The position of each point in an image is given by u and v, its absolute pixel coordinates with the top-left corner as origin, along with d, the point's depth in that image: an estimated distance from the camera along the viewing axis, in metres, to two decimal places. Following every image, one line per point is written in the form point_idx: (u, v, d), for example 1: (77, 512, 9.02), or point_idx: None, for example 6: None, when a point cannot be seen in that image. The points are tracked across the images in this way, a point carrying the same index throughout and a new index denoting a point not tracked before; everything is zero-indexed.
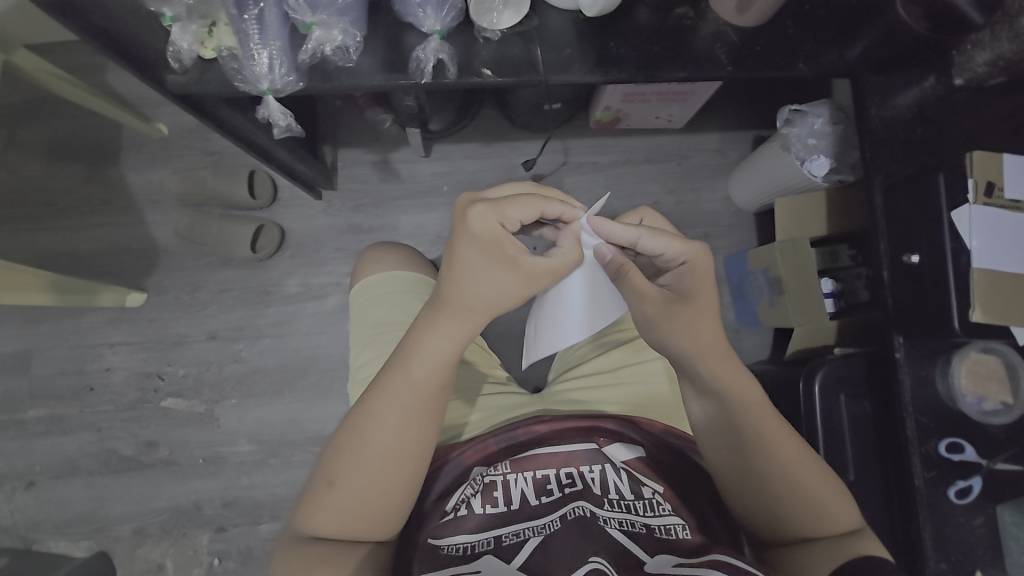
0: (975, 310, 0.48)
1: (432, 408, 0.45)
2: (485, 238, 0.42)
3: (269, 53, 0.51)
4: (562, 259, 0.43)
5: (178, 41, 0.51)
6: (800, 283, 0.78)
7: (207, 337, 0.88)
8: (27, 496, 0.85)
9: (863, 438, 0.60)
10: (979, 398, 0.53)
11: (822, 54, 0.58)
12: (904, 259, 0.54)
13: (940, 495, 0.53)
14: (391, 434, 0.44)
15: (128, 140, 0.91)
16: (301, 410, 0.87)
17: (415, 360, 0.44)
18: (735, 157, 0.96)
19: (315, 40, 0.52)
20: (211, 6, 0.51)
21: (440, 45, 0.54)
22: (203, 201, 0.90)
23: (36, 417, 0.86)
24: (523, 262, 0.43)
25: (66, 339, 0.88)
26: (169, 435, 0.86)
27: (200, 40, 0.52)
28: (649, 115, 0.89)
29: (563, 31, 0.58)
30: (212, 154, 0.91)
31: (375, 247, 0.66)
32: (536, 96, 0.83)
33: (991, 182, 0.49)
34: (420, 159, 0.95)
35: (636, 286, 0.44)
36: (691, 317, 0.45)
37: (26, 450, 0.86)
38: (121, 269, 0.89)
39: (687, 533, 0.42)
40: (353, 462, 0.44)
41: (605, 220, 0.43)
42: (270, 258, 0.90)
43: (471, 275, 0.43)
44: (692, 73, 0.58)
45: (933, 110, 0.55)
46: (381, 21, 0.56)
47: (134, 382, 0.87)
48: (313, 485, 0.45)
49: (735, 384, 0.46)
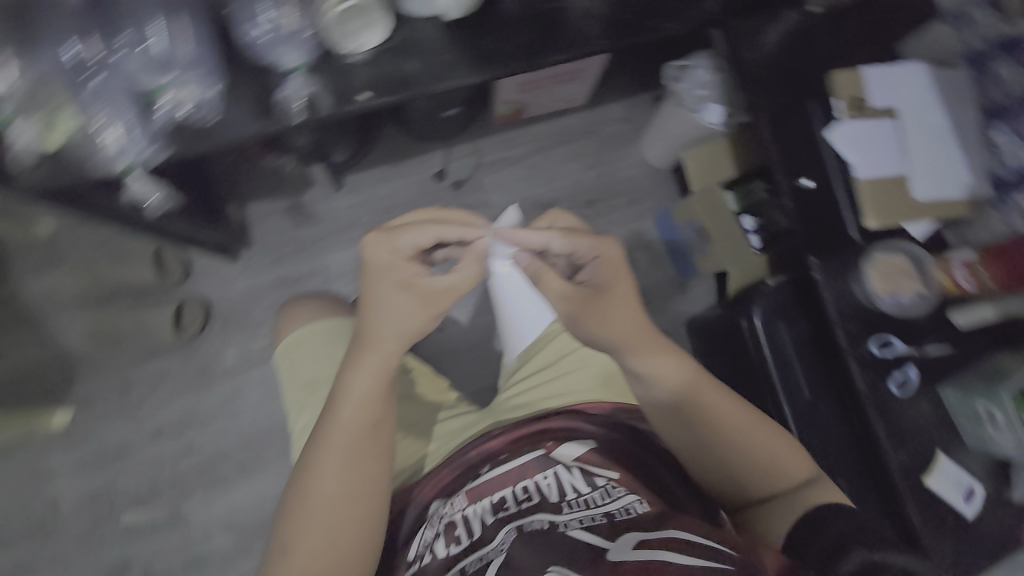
0: (869, 216, 0.59)
1: (371, 451, 0.46)
2: (385, 272, 0.45)
3: (123, 126, 0.52)
4: (460, 276, 0.47)
5: (21, 136, 0.50)
6: (723, 228, 0.81)
7: (154, 436, 0.82)
8: None
9: (810, 359, 0.62)
10: (894, 295, 0.57)
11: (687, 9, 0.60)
12: (802, 186, 0.60)
13: (885, 393, 0.56)
14: (333, 484, 0.44)
15: (11, 251, 0.84)
16: (273, 484, 0.82)
17: (344, 407, 0.45)
18: (640, 120, 0.98)
19: (167, 102, 0.52)
20: (51, 91, 0.51)
21: (304, 80, 0.55)
22: (110, 295, 0.83)
23: None
24: (420, 285, 0.46)
25: None
26: (138, 550, 0.79)
27: (47, 130, 0.51)
28: (548, 99, 0.90)
29: (434, 38, 0.57)
30: (109, 243, 0.85)
31: (291, 304, 0.65)
32: (433, 105, 0.81)
33: (850, 103, 0.60)
34: (332, 194, 0.91)
35: (552, 286, 0.47)
36: (614, 304, 0.47)
37: None
38: (38, 389, 0.81)
39: (643, 507, 0.43)
40: (302, 521, 0.44)
41: (514, 229, 0.47)
42: (201, 335, 0.85)
43: (380, 308, 0.46)
44: (571, 51, 0.58)
45: (794, 46, 0.62)
46: (240, 67, 0.55)
47: (85, 505, 0.80)
48: (273, 553, 0.46)
49: (672, 358, 0.48)
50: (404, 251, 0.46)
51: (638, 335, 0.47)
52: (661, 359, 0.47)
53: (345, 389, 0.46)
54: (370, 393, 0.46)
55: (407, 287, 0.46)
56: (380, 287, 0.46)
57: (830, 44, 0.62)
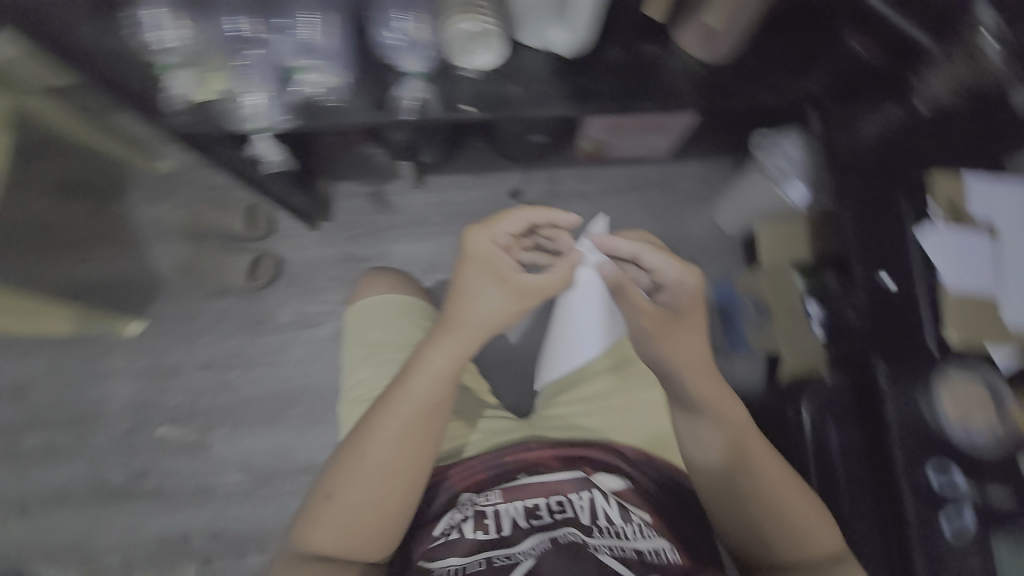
0: (951, 332, 0.53)
1: (431, 427, 0.49)
2: (483, 257, 0.49)
3: (265, 97, 0.57)
4: (552, 280, 0.51)
5: (178, 87, 0.56)
6: (788, 311, 0.81)
7: (203, 366, 0.90)
8: (16, 526, 0.85)
9: (854, 469, 0.58)
10: (964, 423, 0.53)
11: (784, 85, 0.63)
12: (880, 283, 0.58)
13: (934, 529, 0.50)
14: (389, 448, 0.47)
15: (131, 176, 0.94)
16: (291, 439, 0.88)
17: (416, 380, 0.48)
18: (723, 185, 0.97)
19: (308, 83, 0.57)
20: (207, 54, 0.56)
21: (422, 87, 0.58)
22: (203, 234, 0.92)
23: (29, 445, 0.87)
24: (513, 280, 0.49)
25: (63, 369, 0.88)
26: (161, 464, 0.87)
27: (200, 86, 0.57)
28: (633, 145, 0.90)
29: (540, 70, 0.60)
30: (213, 189, 0.94)
31: (369, 276, 0.73)
32: (520, 129, 0.83)
33: (953, 204, 0.55)
34: (412, 190, 0.97)
35: (634, 300, 0.51)
36: (684, 333, 0.48)
37: (18, 480, 0.86)
38: (122, 299, 0.90)
39: (674, 555, 0.44)
40: (352, 477, 0.47)
41: (608, 238, 0.55)
42: (267, 287, 0.92)
43: (471, 294, 0.49)
44: (662, 105, 0.60)
45: (896, 136, 0.61)
46: (369, 64, 0.59)
47: (130, 410, 0.88)
48: (314, 499, 0.49)
49: (722, 403, 0.48)
50: (501, 240, 0.50)
51: (689, 375, 0.48)
52: (718, 398, 0.48)
53: (423, 362, 0.49)
54: (444, 373, 0.49)
55: (502, 275, 0.49)
56: (475, 272, 0.49)
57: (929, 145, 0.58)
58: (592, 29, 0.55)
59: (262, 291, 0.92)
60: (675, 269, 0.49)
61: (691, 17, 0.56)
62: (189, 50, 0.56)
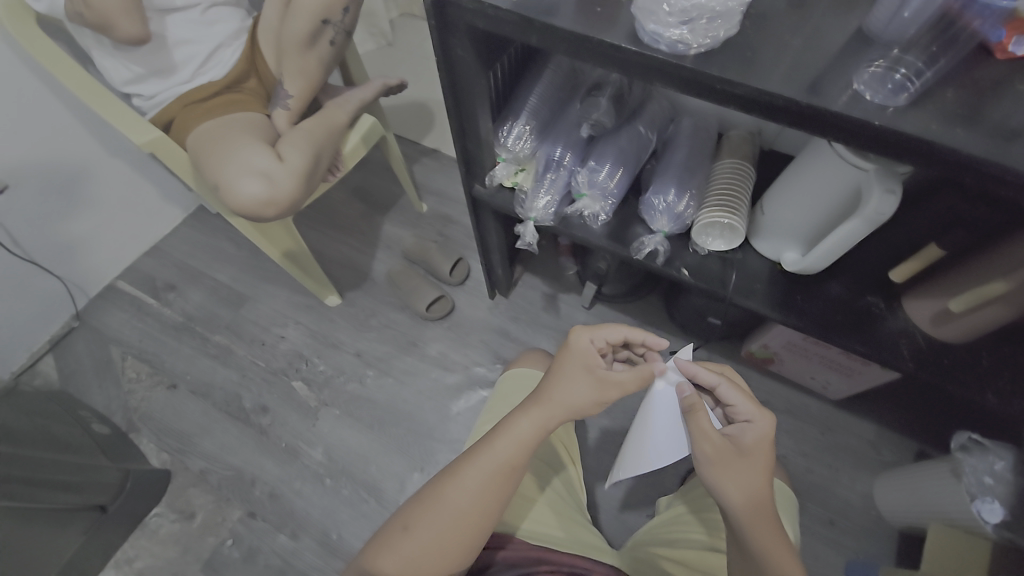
0: None
1: (505, 486, 0.50)
2: (581, 353, 0.54)
3: (547, 199, 0.71)
4: (636, 383, 0.53)
5: (496, 172, 0.73)
6: None
7: (354, 353, 1.05)
8: (162, 393, 1.03)
9: None
10: None
11: (1022, 394, 0.57)
12: None
13: None
14: (468, 498, 0.49)
15: (399, 203, 1.23)
16: (375, 452, 0.95)
17: (501, 439, 0.51)
18: (890, 460, 0.88)
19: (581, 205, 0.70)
20: (528, 160, 0.72)
21: (661, 241, 0.68)
22: (417, 261, 1.13)
23: (215, 341, 1.08)
24: (603, 377, 0.53)
25: (271, 302, 1.11)
26: (279, 410, 1.00)
27: (509, 175, 0.73)
28: (805, 373, 0.89)
29: (759, 271, 0.68)
30: (441, 235, 1.18)
31: (532, 355, 0.81)
32: (704, 307, 0.91)
33: None
34: (581, 308, 1.08)
35: (702, 424, 0.49)
36: (745, 473, 0.48)
37: (189, 361, 1.06)
38: (339, 277, 1.14)
39: None
40: (422, 516, 0.49)
41: (690, 363, 0.54)
42: (433, 322, 1.07)
43: (566, 382, 0.53)
44: (870, 351, 0.62)
45: None
46: (627, 210, 0.73)
47: (289, 356, 1.05)
48: (386, 531, 0.51)
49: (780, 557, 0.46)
50: (598, 345, 0.55)
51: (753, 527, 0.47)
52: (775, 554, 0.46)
53: (511, 426, 0.52)
54: (526, 439, 0.51)
55: (592, 372, 0.53)
56: (574, 366, 0.53)
57: None
58: (824, 262, 0.61)
59: (428, 322, 1.07)
60: (750, 406, 0.50)
61: (924, 291, 0.60)
62: (518, 154, 0.72)
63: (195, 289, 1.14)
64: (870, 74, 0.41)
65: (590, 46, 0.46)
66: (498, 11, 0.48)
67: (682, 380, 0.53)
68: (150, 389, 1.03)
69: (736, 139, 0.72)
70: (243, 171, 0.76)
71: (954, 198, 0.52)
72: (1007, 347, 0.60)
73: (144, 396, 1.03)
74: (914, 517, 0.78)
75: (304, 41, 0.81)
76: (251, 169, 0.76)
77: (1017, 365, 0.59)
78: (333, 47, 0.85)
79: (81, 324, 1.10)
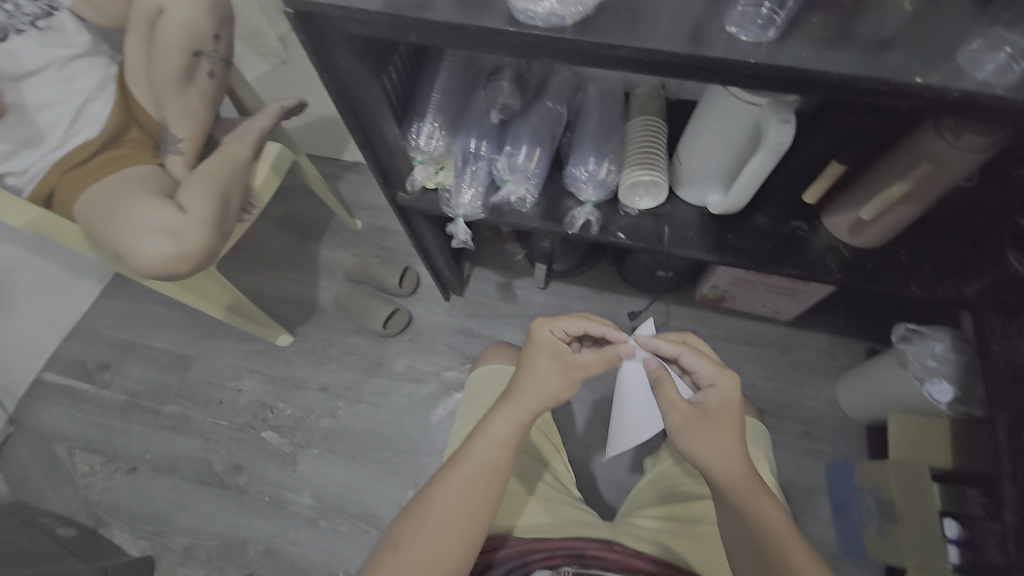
0: None
1: (491, 490, 0.50)
2: (545, 348, 0.55)
3: (472, 192, 0.69)
4: (593, 365, 0.53)
5: (416, 175, 0.71)
6: (915, 512, 0.71)
7: (320, 388, 1.01)
8: (125, 479, 0.96)
9: None
10: None
11: (938, 283, 0.63)
12: None
13: None
14: (454, 506, 0.49)
15: (331, 225, 1.18)
16: (365, 481, 0.93)
17: (479, 444, 0.52)
18: (846, 363, 0.94)
19: (506, 191, 0.69)
20: (445, 156, 0.70)
21: (591, 210, 0.69)
22: (363, 280, 1.10)
23: (168, 411, 1.01)
24: (567, 363, 0.54)
25: (220, 357, 1.05)
26: (255, 465, 0.95)
27: (430, 175, 0.71)
28: (755, 302, 0.93)
29: (689, 220, 0.70)
30: (383, 248, 1.14)
31: (495, 348, 0.81)
32: (651, 263, 0.93)
33: None
34: (537, 289, 1.08)
35: (669, 395, 0.52)
36: (713, 434, 0.50)
37: (145, 438, 0.99)
38: (286, 314, 1.09)
39: None
40: (414, 533, 0.48)
41: (650, 338, 0.55)
42: (394, 337, 1.05)
43: (532, 376, 0.54)
44: (802, 272, 0.65)
45: None
46: (553, 187, 0.73)
47: (252, 407, 1.00)
48: (379, 550, 0.50)
49: (758, 506, 0.48)
50: (558, 334, 0.56)
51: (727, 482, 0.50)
52: (755, 508, 0.48)
53: (486, 427, 0.52)
54: (504, 436, 0.52)
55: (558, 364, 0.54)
56: (539, 361, 0.54)
57: None
58: (743, 200, 0.63)
59: (388, 339, 1.05)
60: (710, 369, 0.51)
61: (841, 206, 0.63)
62: (434, 153, 0.70)
63: (133, 363, 1.06)
64: (740, 14, 0.42)
65: (470, 33, 0.44)
66: (368, 14, 0.45)
67: (647, 355, 0.55)
68: (110, 479, 0.96)
69: (642, 96, 0.72)
70: (143, 231, 0.70)
71: (845, 117, 0.53)
72: (921, 242, 0.65)
73: (106, 487, 0.96)
74: (876, 412, 0.84)
75: (179, 78, 0.75)
76: (154, 228, 0.71)
77: (932, 257, 0.64)
78: (213, 80, 0.80)
79: (15, 430, 1.01)
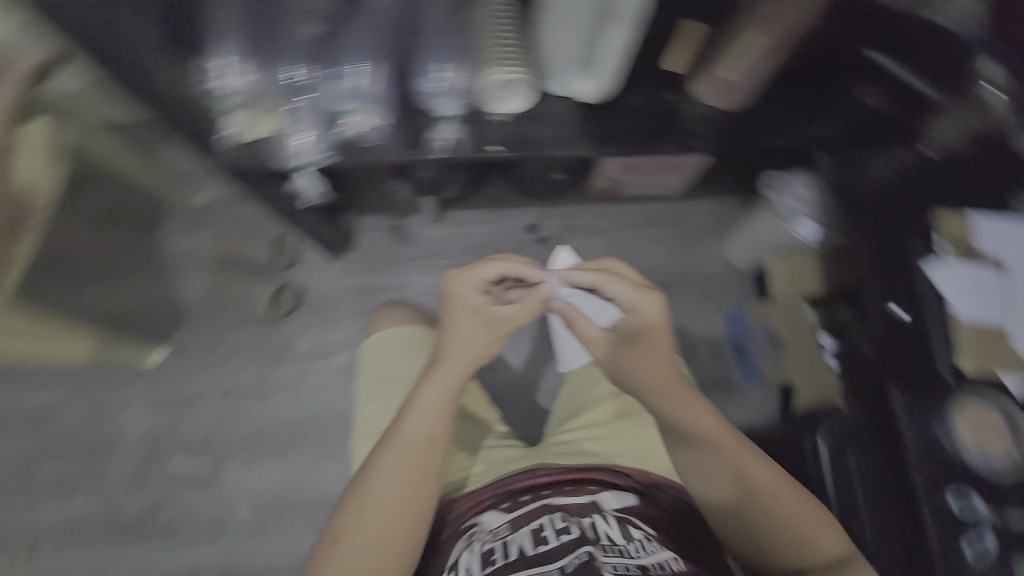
0: (965, 366, 0.57)
1: (432, 464, 0.49)
2: (463, 300, 0.54)
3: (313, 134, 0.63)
4: (517, 310, 0.56)
5: (227, 128, 0.58)
6: (799, 341, 0.86)
7: (221, 394, 0.90)
8: (19, 563, 0.83)
9: (877, 494, 0.63)
10: (981, 453, 0.56)
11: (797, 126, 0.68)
12: (892, 314, 0.63)
13: (958, 560, 0.53)
14: (392, 485, 0.47)
15: (164, 208, 0.96)
16: (305, 471, 0.87)
17: (412, 416, 0.50)
18: (732, 221, 1.00)
19: (347, 124, 0.61)
20: (262, 98, 0.60)
21: (454, 128, 0.64)
22: (230, 263, 0.95)
23: (42, 476, 0.86)
24: (487, 312, 0.55)
25: (86, 398, 0.89)
26: (174, 496, 0.86)
27: (245, 126, 0.59)
28: (647, 183, 0.94)
29: (563, 113, 0.65)
30: (241, 221, 0.97)
31: (384, 309, 0.75)
32: (544, 167, 0.87)
33: (961, 240, 0.60)
34: (432, 224, 1.00)
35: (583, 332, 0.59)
36: (634, 357, 0.55)
37: (26, 513, 0.84)
38: (152, 326, 0.92)
39: (678, 565, 0.46)
40: (351, 523, 0.46)
41: (570, 272, 0.56)
42: (288, 317, 0.94)
43: (457, 335, 0.54)
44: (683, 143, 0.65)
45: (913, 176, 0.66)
46: (403, 110, 0.65)
47: (148, 439, 0.88)
48: (321, 549, 0.48)
49: (693, 415, 0.51)
50: (477, 284, 0.54)
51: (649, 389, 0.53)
52: (690, 412, 0.51)
53: (417, 399, 0.51)
54: (437, 404, 0.51)
55: (479, 316, 0.55)
56: (460, 314, 0.54)
57: (938, 185, 0.64)
58: (611, 78, 0.62)
59: (283, 320, 0.94)
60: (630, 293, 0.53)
61: (707, 71, 0.63)
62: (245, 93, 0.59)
63: None
64: None
65: None
66: None
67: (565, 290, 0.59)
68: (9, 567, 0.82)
69: None
70: None
71: None
72: (782, 89, 0.69)
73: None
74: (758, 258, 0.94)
75: None
76: None
77: (788, 104, 0.68)
78: None
79: None
